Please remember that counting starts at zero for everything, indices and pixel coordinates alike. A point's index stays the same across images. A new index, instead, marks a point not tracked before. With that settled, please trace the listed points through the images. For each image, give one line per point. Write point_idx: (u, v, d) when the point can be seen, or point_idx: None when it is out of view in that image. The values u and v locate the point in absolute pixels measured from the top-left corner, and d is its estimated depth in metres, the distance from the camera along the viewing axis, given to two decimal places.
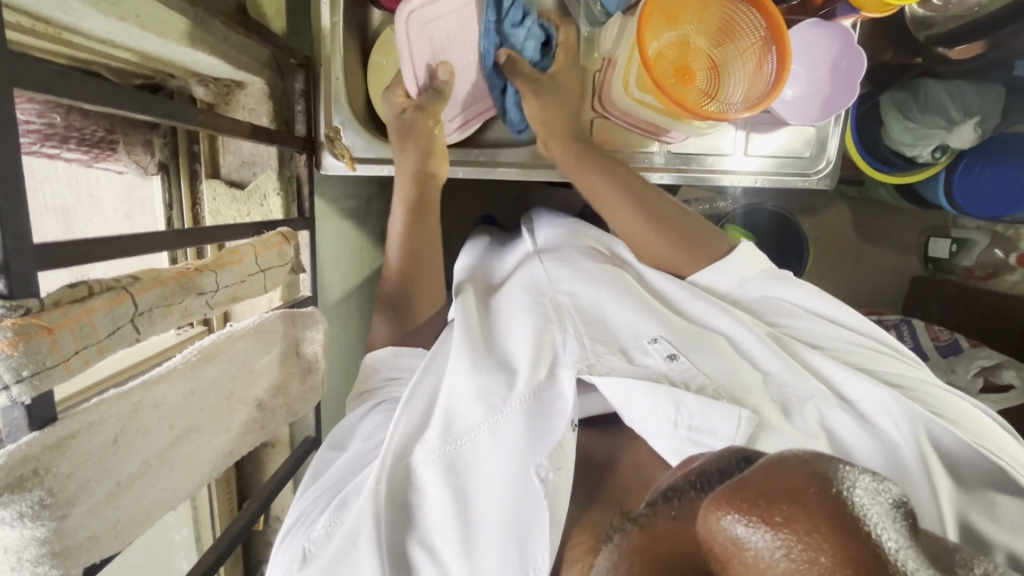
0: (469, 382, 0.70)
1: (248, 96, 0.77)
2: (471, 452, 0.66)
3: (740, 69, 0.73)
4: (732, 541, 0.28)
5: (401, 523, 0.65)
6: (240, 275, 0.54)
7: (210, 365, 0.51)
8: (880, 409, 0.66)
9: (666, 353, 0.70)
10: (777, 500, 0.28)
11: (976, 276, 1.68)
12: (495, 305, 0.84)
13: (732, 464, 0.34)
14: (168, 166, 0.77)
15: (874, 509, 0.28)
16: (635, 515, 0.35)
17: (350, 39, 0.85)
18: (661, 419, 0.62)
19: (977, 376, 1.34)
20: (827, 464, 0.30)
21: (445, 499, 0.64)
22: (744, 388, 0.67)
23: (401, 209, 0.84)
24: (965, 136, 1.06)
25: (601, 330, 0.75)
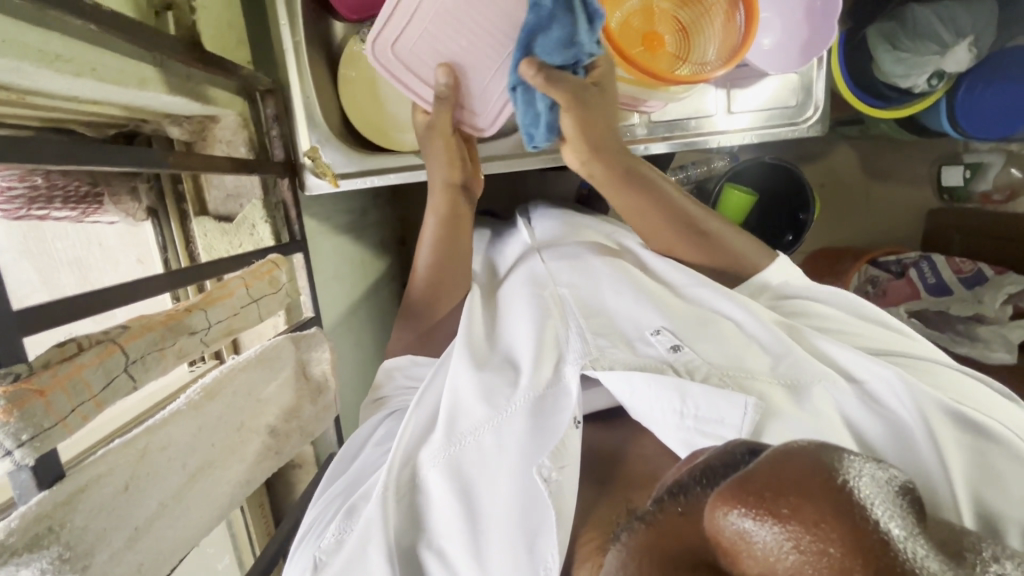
0: (470, 380, 0.70)
1: (223, 129, 0.77)
2: (477, 452, 0.66)
3: (710, 27, 0.71)
4: (736, 535, 0.29)
5: (410, 527, 0.66)
6: (232, 308, 0.55)
7: (214, 401, 0.52)
8: (888, 390, 0.64)
9: (669, 344, 0.69)
10: (786, 492, 0.29)
11: (994, 200, 1.62)
12: (498, 305, 0.84)
13: (735, 457, 0.35)
14: (157, 210, 0.78)
15: (879, 499, 0.29)
16: (644, 513, 0.37)
17: (314, 55, 0.85)
18: (667, 410, 0.62)
19: (1007, 304, 1.31)
20: (828, 454, 0.30)
21: (453, 502, 0.64)
22: (747, 373, 0.66)
23: (434, 217, 0.85)
24: (961, 59, 1.02)
25: (600, 324, 0.73)
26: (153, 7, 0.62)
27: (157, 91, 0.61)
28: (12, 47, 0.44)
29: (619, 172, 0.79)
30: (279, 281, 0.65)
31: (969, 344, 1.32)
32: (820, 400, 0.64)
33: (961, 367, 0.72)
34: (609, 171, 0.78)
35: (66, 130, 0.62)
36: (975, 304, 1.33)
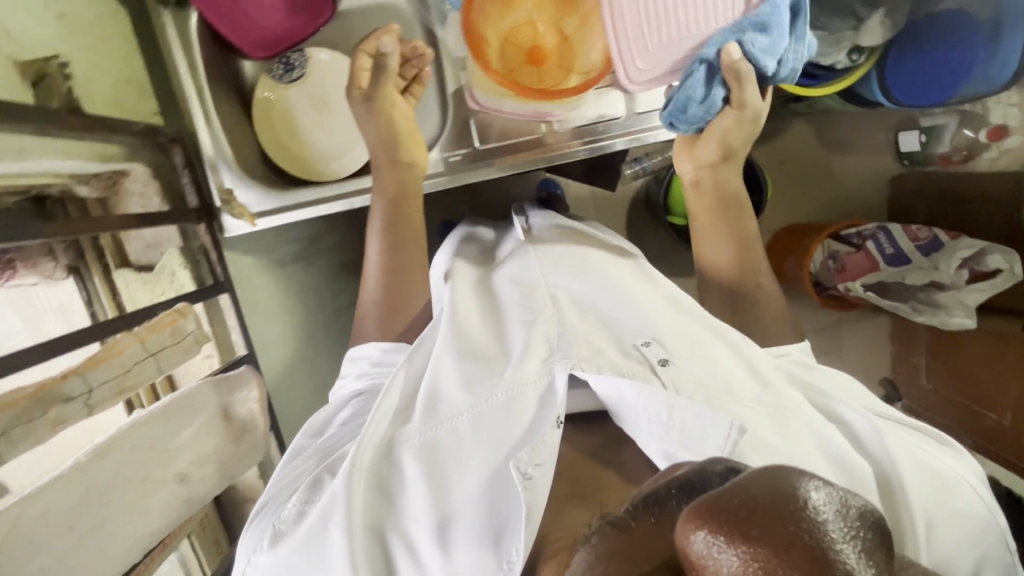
0: (454, 372, 0.76)
1: (133, 182, 0.80)
2: (452, 439, 0.70)
3: (591, 39, 0.71)
4: (700, 555, 0.30)
5: (376, 496, 0.69)
6: (117, 369, 0.57)
7: (107, 460, 0.54)
8: (873, 434, 0.69)
9: (658, 357, 0.71)
10: (751, 509, 0.30)
11: (954, 161, 1.61)
12: (490, 305, 0.87)
13: (705, 476, 0.38)
14: (78, 267, 0.79)
15: (835, 520, 0.30)
16: (616, 518, 0.39)
17: (220, 97, 0.86)
18: (654, 424, 0.66)
19: (961, 270, 1.30)
20: (791, 482, 0.32)
21: (421, 483, 0.67)
22: (732, 394, 0.69)
23: (381, 205, 0.88)
24: (876, 33, 1.02)
25: (585, 328, 0.76)
26: (27, 78, 0.71)
27: None
28: None
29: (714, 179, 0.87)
30: (183, 331, 0.66)
31: (929, 312, 1.35)
32: (798, 433, 0.67)
33: (939, 434, 0.76)
34: (715, 187, 0.87)
35: None
36: (931, 271, 1.33)
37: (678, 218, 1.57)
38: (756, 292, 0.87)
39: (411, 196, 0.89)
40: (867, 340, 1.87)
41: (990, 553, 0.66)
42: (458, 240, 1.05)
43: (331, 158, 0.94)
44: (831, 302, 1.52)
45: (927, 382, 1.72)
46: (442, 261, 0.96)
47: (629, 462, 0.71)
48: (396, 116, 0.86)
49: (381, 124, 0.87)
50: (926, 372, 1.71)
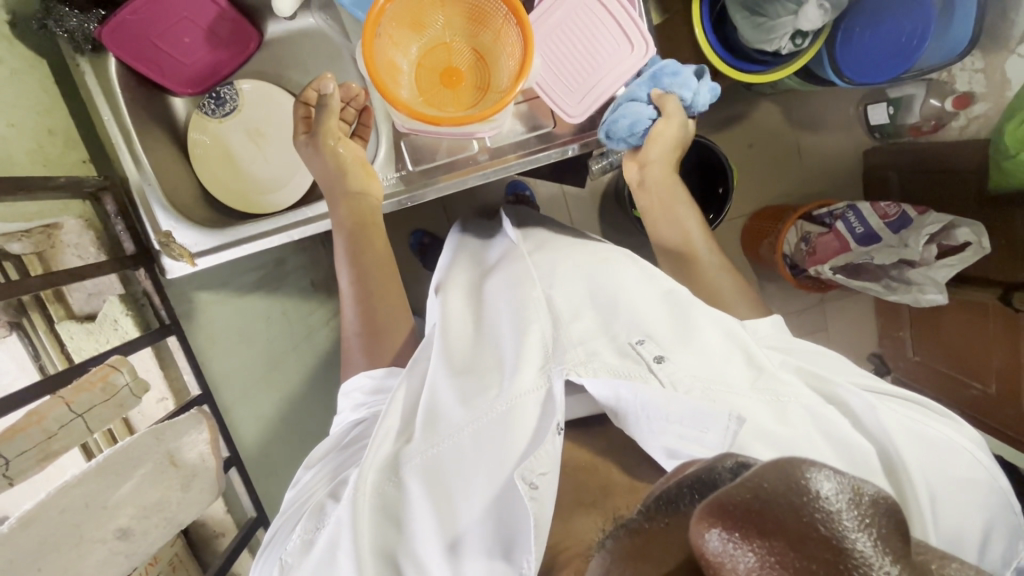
0: (449, 388, 0.76)
1: (68, 234, 0.81)
2: (455, 457, 0.70)
3: (503, 53, 0.69)
4: (715, 554, 0.30)
5: (383, 521, 0.68)
6: (37, 436, 0.57)
7: (32, 527, 0.55)
8: (866, 407, 0.67)
9: (653, 355, 0.71)
10: (767, 507, 0.29)
11: (924, 132, 1.58)
12: (484, 316, 0.88)
13: (716, 473, 0.37)
14: (20, 322, 0.80)
15: (849, 511, 0.30)
16: (629, 522, 0.39)
17: (150, 138, 0.85)
18: (655, 420, 0.65)
19: (931, 245, 1.29)
20: (796, 468, 0.32)
21: (426, 505, 0.67)
22: (727, 384, 0.69)
23: (343, 233, 0.87)
24: (815, 17, 0.98)
25: (573, 332, 0.76)
26: None
27: None
28: None
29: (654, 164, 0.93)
30: (115, 385, 0.66)
31: (904, 290, 1.34)
32: (798, 418, 0.67)
33: (938, 405, 0.74)
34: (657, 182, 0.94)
35: None
36: (900, 249, 1.31)
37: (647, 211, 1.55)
38: (721, 276, 0.90)
39: (373, 225, 0.87)
40: (850, 317, 1.85)
41: (996, 518, 0.65)
42: (449, 254, 1.07)
43: (277, 187, 0.93)
44: (806, 284, 1.51)
45: (914, 355, 1.70)
46: (436, 276, 0.99)
47: (578, 478, 0.71)
48: (342, 150, 0.85)
49: (325, 157, 0.85)
50: (911, 345, 1.70)
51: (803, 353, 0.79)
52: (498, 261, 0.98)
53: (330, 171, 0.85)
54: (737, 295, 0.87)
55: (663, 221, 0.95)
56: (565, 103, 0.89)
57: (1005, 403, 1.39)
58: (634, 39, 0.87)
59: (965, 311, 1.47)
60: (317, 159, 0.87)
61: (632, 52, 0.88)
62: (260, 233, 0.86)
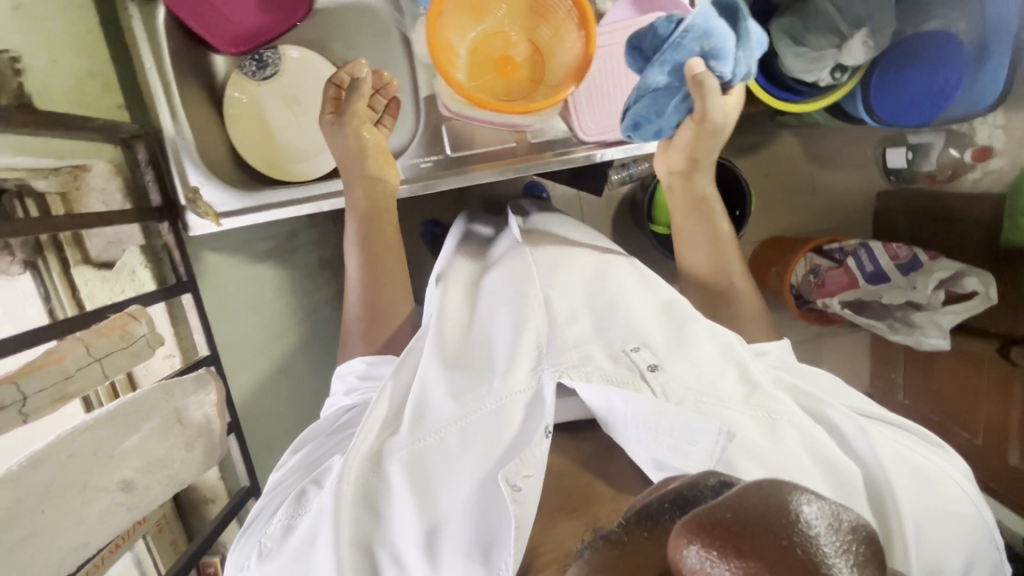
0: (440, 382, 0.75)
1: (95, 177, 0.78)
2: (440, 451, 0.69)
3: (562, 48, 0.69)
4: (692, 570, 0.27)
5: (365, 509, 0.68)
6: (58, 374, 0.55)
7: (41, 469, 0.53)
8: (857, 431, 0.68)
9: (648, 363, 0.71)
10: (751, 526, 0.27)
11: (939, 180, 1.60)
12: (480, 307, 0.88)
13: (697, 489, 0.35)
14: (35, 262, 0.78)
15: (829, 536, 0.27)
16: (607, 532, 0.35)
17: (191, 92, 0.85)
18: (642, 430, 0.65)
19: (939, 290, 1.30)
20: (779, 493, 0.29)
21: (408, 495, 0.67)
22: (719, 399, 0.69)
23: (354, 220, 0.86)
24: (859, 53, 1.00)
25: (573, 330, 0.77)
26: None
27: None
28: None
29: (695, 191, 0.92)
30: (131, 336, 0.64)
31: (906, 331, 1.34)
32: (787, 435, 0.67)
33: (926, 433, 0.75)
34: (686, 191, 0.93)
35: None
36: (908, 291, 1.32)
37: (662, 226, 1.55)
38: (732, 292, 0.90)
39: (386, 212, 0.86)
40: (845, 355, 1.88)
41: (979, 553, 0.66)
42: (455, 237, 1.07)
43: (308, 157, 0.92)
44: (812, 317, 1.52)
45: (903, 399, 1.72)
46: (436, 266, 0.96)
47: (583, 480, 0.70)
48: (366, 133, 0.84)
49: (345, 135, 0.83)
50: (903, 389, 1.72)
51: (797, 375, 0.81)
52: (499, 256, 0.97)
53: (346, 151, 0.84)
54: (753, 317, 0.88)
55: (693, 236, 0.93)
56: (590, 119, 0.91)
57: (991, 455, 1.41)
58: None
59: (961, 360, 1.48)
60: (333, 138, 0.85)
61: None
62: (294, 200, 0.86)
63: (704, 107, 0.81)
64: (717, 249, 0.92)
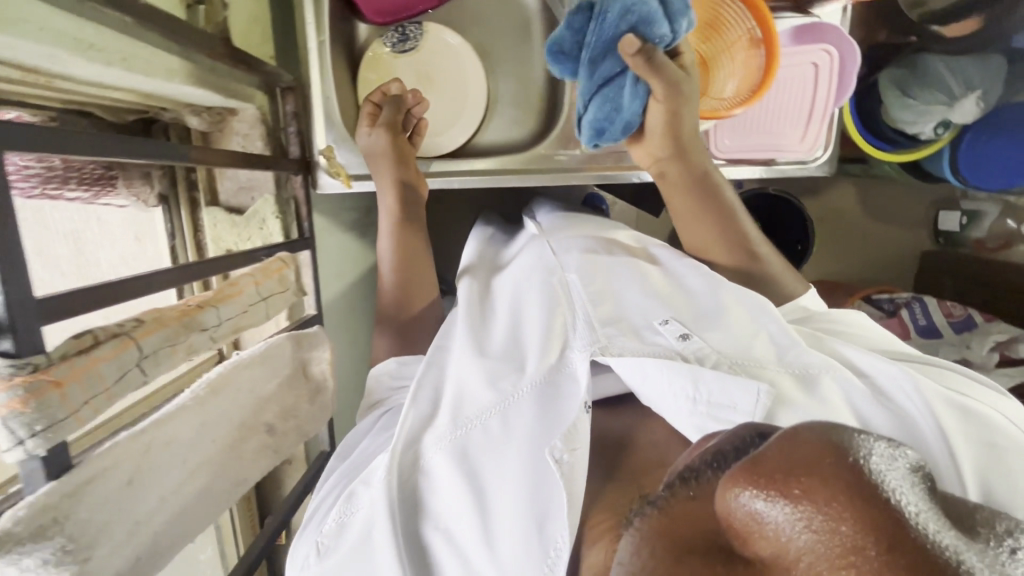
0: (475, 370, 0.63)
1: (241, 122, 0.78)
2: (483, 437, 0.59)
3: (729, 63, 0.72)
4: (745, 518, 0.26)
5: (414, 503, 0.60)
6: (241, 306, 0.53)
7: (220, 398, 0.51)
8: (897, 385, 0.55)
9: (678, 333, 0.60)
10: (793, 468, 0.25)
11: (988, 248, 1.63)
12: (504, 289, 0.77)
13: (747, 441, 0.31)
14: (168, 197, 0.78)
15: (891, 476, 0.25)
16: (656, 497, 0.33)
17: (338, 54, 0.85)
18: (678, 395, 0.54)
19: (993, 351, 1.31)
20: (841, 434, 0.27)
21: (459, 488, 0.57)
22: (759, 366, 0.57)
23: (387, 219, 0.81)
24: (967, 113, 1.03)
25: (608, 309, 0.64)
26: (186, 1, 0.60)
27: (183, 83, 0.59)
28: (38, 31, 0.41)
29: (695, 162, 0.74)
30: (286, 280, 0.65)
31: None
32: (829, 391, 0.55)
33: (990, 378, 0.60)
34: (688, 169, 0.74)
35: (86, 112, 0.62)
36: (962, 349, 1.35)
37: None
38: (772, 279, 0.72)
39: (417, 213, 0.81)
40: None
41: None
42: (478, 236, 0.95)
43: (433, 133, 0.93)
44: None
45: None
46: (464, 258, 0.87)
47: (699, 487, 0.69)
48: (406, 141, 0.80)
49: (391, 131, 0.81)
50: None
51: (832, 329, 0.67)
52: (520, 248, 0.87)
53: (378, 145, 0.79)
54: None
55: (708, 228, 0.74)
56: (727, 134, 0.81)
57: None
58: (811, 131, 0.80)
59: None
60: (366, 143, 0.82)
61: (800, 141, 0.81)
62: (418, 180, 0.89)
63: (666, 82, 0.66)
64: (738, 240, 0.73)
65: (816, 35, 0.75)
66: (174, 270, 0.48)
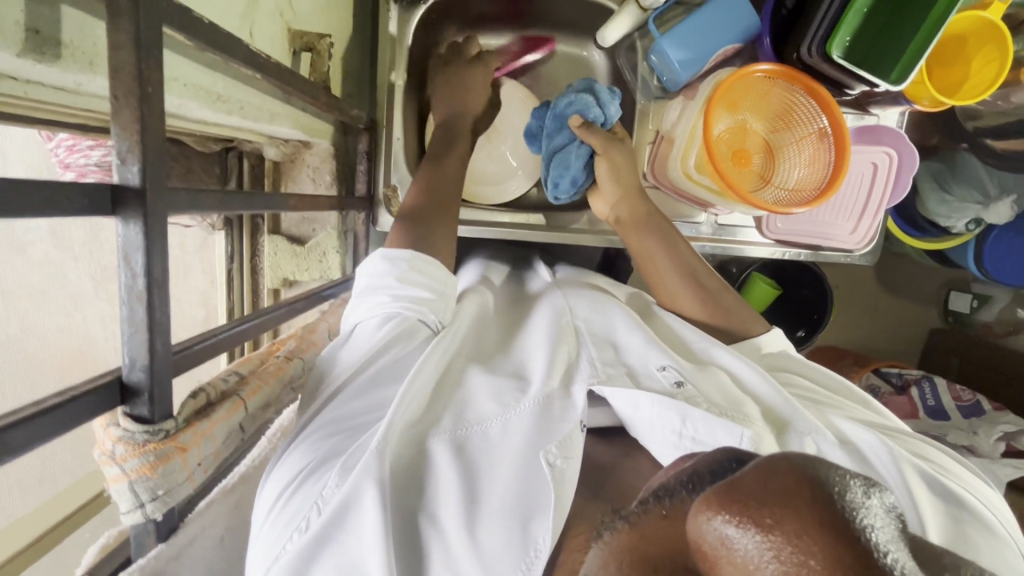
0: (480, 380, 0.54)
1: (313, 156, 0.79)
2: (493, 436, 0.48)
3: (796, 155, 0.75)
4: (715, 545, 0.23)
5: (406, 488, 0.46)
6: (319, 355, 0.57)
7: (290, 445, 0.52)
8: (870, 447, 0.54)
9: (674, 380, 0.54)
10: (765, 495, 0.23)
11: (996, 332, 1.55)
12: (505, 320, 0.71)
13: (728, 466, 0.28)
14: (233, 221, 0.80)
15: (877, 520, 0.22)
16: (627, 513, 0.31)
17: (411, 95, 0.86)
18: (663, 426, 0.50)
19: (1000, 441, 1.25)
20: (818, 466, 0.24)
21: (455, 486, 0.45)
22: (744, 416, 0.51)
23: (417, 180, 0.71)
24: (1000, 212, 1.05)
25: (613, 356, 0.59)
26: (293, 48, 0.62)
27: (280, 126, 0.60)
28: (182, 86, 0.43)
29: (644, 207, 0.79)
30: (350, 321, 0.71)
31: None
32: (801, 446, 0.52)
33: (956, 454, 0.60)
34: (634, 213, 0.79)
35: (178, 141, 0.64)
36: (970, 434, 1.29)
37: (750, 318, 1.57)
38: (732, 321, 0.74)
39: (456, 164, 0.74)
40: None
41: None
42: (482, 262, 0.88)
43: (493, 182, 0.94)
44: None
45: None
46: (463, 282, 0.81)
47: None
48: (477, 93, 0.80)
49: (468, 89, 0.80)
50: None
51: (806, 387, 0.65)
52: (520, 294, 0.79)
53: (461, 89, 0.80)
54: None
55: (665, 269, 0.76)
56: (780, 217, 0.84)
57: None
58: (862, 224, 0.82)
59: None
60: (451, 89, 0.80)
61: (851, 233, 0.83)
62: (484, 227, 0.89)
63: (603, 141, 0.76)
64: (697, 282, 0.75)
65: (874, 136, 0.79)
66: (256, 322, 0.48)
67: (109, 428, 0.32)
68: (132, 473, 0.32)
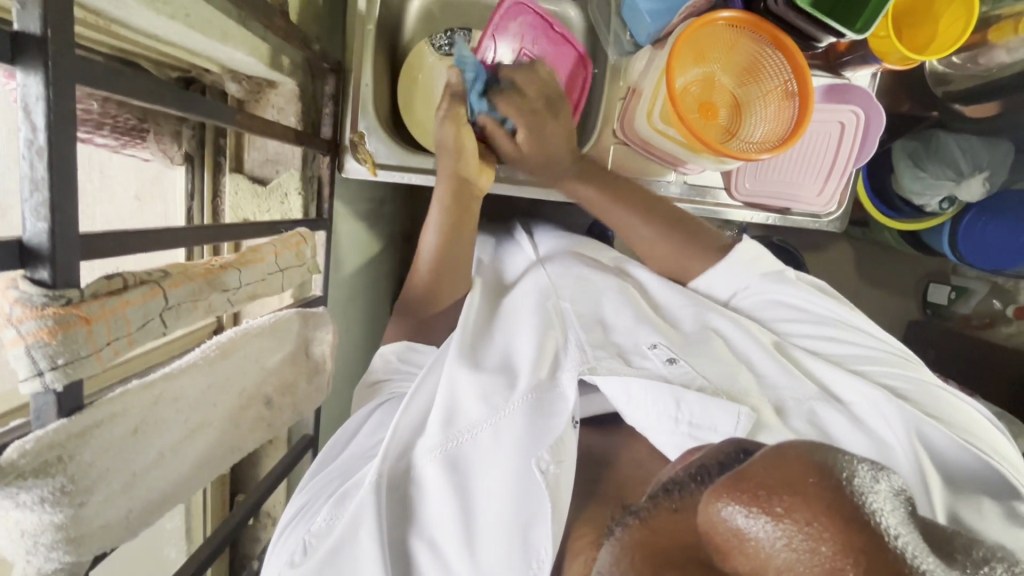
0: (467, 380, 0.56)
1: (278, 96, 0.76)
2: (478, 454, 0.53)
3: (762, 110, 0.75)
4: (733, 533, 0.23)
5: (401, 513, 0.53)
6: (260, 274, 0.55)
7: (228, 360, 0.50)
8: (872, 410, 0.55)
9: (666, 357, 0.57)
10: (776, 484, 0.23)
11: (972, 324, 1.52)
12: (503, 303, 0.72)
13: (737, 456, 0.28)
14: (193, 157, 0.78)
15: (883, 506, 0.23)
16: (637, 509, 0.31)
17: (382, 41, 0.85)
18: (659, 413, 0.51)
19: None
20: (826, 454, 0.25)
21: (445, 509, 0.51)
22: (740, 394, 0.54)
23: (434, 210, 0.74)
24: (973, 189, 1.05)
25: (602, 337, 0.61)
26: None
27: (234, 48, 0.59)
28: None
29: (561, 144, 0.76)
30: (304, 255, 0.66)
31: None
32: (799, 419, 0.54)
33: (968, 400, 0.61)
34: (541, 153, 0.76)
35: (133, 64, 0.62)
36: None
37: None
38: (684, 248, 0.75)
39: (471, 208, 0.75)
40: None
41: None
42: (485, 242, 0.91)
43: None
44: None
45: None
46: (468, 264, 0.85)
47: None
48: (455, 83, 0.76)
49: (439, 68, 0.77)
50: None
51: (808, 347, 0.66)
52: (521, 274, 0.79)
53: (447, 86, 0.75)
54: None
55: (603, 205, 0.76)
56: (748, 178, 0.84)
57: None
58: (828, 186, 0.83)
59: None
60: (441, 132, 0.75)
61: (817, 195, 0.84)
62: None
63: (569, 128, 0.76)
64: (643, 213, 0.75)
65: (842, 97, 0.79)
66: (199, 231, 0.48)
67: (5, 290, 0.31)
68: (29, 336, 0.31)
